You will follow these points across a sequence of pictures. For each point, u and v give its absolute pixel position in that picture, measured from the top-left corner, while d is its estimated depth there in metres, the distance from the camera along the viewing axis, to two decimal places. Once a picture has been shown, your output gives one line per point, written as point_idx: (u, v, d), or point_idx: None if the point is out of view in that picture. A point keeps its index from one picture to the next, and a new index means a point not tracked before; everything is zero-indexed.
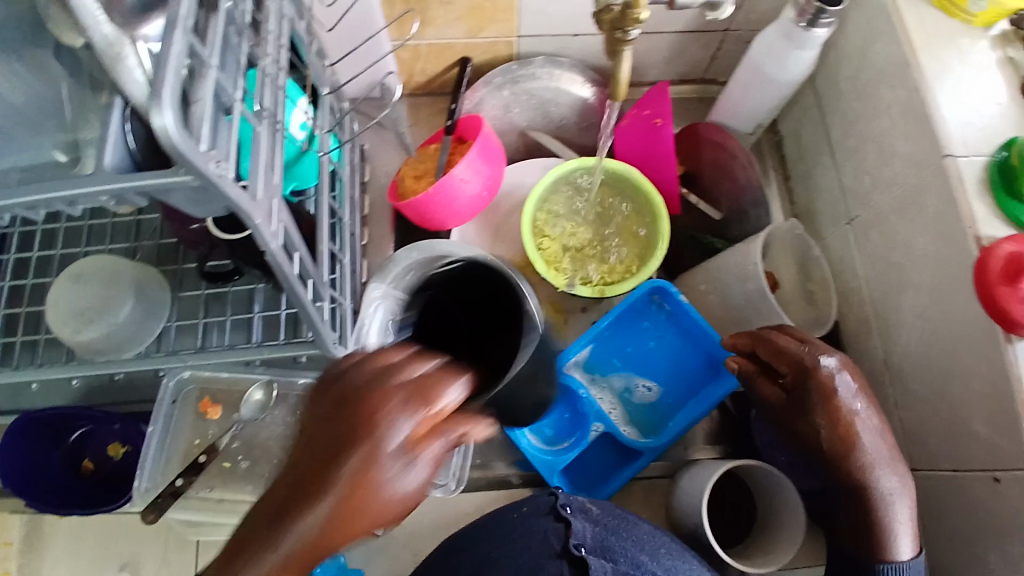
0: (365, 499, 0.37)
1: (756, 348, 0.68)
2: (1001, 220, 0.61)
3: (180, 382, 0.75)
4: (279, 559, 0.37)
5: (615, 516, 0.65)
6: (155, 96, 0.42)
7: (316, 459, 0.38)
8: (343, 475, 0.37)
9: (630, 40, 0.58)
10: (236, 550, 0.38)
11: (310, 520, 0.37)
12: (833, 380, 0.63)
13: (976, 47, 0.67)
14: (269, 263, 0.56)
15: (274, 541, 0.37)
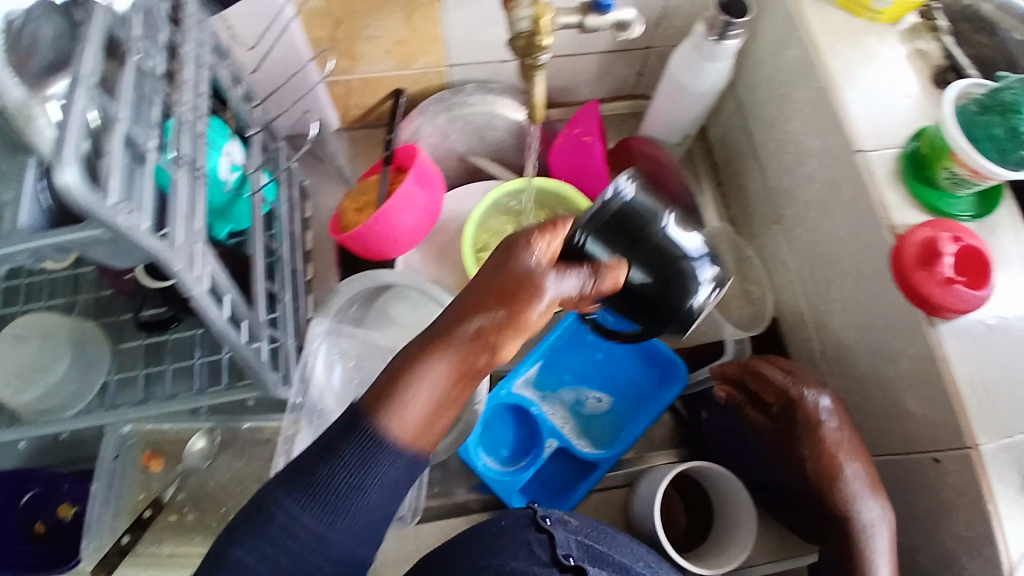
0: (530, 299, 0.44)
1: (744, 377, 0.70)
2: (915, 207, 0.63)
3: (121, 438, 0.75)
4: (461, 352, 0.43)
5: (593, 527, 0.64)
6: (57, 154, 0.42)
7: (481, 297, 0.44)
8: (515, 277, 0.44)
9: (541, 64, 0.60)
10: (415, 350, 0.44)
11: (494, 312, 0.43)
12: (815, 408, 0.64)
13: (882, 44, 0.69)
14: (196, 307, 0.57)
15: (459, 337, 0.44)
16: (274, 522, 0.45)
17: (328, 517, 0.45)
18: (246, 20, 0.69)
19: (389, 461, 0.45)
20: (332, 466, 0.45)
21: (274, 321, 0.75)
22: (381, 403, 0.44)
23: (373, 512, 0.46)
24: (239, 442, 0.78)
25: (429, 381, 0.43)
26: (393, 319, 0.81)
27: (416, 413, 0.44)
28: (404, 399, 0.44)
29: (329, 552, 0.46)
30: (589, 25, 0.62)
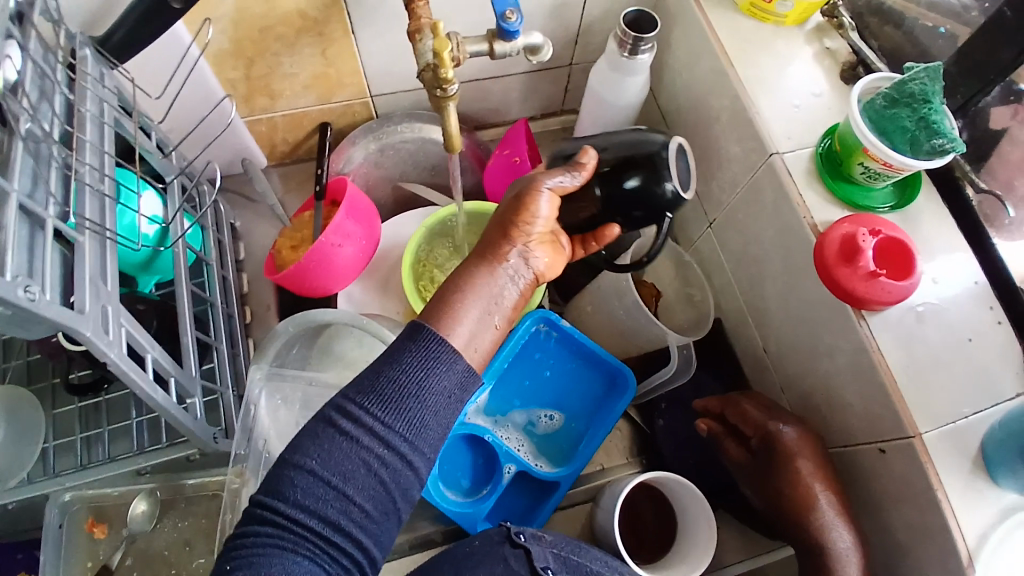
0: (535, 197, 0.55)
1: (725, 412, 0.72)
2: (836, 204, 0.64)
3: (63, 506, 0.71)
4: (499, 256, 0.54)
5: (568, 539, 0.63)
6: None
7: (497, 215, 0.56)
8: (519, 191, 0.56)
9: (452, 95, 0.59)
10: (465, 267, 0.54)
11: (515, 218, 0.54)
12: (790, 440, 0.65)
13: (791, 48, 0.72)
14: (116, 374, 0.54)
15: (495, 246, 0.54)
16: (341, 427, 0.45)
17: (393, 413, 0.46)
18: (149, 67, 0.69)
19: (447, 366, 0.47)
20: (398, 364, 0.46)
21: (212, 372, 0.75)
22: (435, 311, 0.50)
23: (437, 411, 0.47)
24: (183, 502, 0.75)
25: (477, 283, 0.52)
26: (340, 354, 0.80)
27: (468, 320, 0.50)
28: (455, 302, 0.51)
29: (394, 451, 0.46)
30: (498, 52, 0.62)
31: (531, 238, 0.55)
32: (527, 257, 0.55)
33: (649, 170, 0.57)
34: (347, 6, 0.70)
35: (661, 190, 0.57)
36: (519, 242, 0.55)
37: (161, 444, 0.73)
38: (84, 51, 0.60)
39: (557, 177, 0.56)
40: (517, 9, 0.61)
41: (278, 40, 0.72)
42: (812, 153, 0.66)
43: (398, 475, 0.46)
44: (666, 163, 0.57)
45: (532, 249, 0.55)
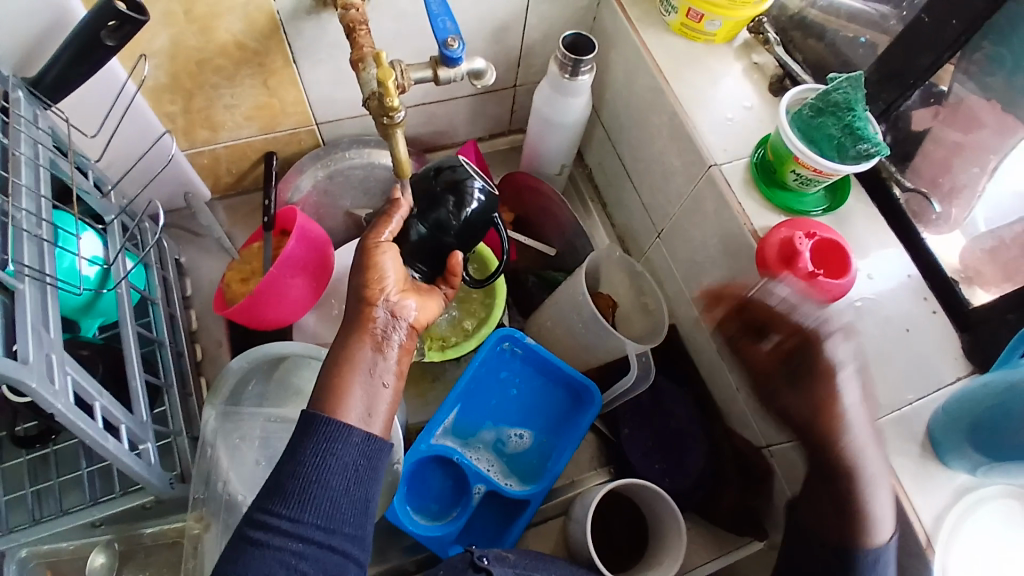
0: (376, 258, 0.57)
1: (747, 306, 0.65)
2: (771, 210, 0.67)
3: (18, 564, 0.68)
4: (367, 320, 0.54)
5: (530, 558, 0.64)
6: None
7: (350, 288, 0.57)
8: (360, 259, 0.58)
9: (399, 122, 0.59)
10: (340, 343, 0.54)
11: (366, 284, 0.56)
12: (832, 354, 0.58)
13: (721, 64, 0.76)
14: (61, 423, 0.52)
15: (360, 314, 0.55)
16: (253, 537, 0.46)
17: (300, 506, 0.47)
18: (83, 105, 0.67)
19: (343, 441, 0.49)
20: (297, 459, 0.48)
21: (164, 416, 0.73)
22: (324, 395, 0.51)
23: (345, 491, 0.48)
24: (140, 553, 0.72)
25: (355, 355, 0.53)
26: (299, 388, 0.77)
27: (355, 392, 0.51)
28: (340, 379, 0.52)
29: (313, 541, 0.46)
30: (442, 78, 0.63)
31: (390, 292, 0.56)
32: (395, 310, 0.56)
33: (448, 194, 0.62)
34: (288, 36, 0.70)
35: (470, 210, 0.62)
36: (379, 301, 0.55)
37: (113, 493, 0.70)
38: (18, 92, 0.59)
39: (387, 229, 0.60)
40: (458, 36, 0.61)
41: (217, 71, 0.71)
42: (743, 176, 0.69)
43: (322, 561, 0.46)
44: (464, 179, 0.62)
45: (396, 302, 0.56)
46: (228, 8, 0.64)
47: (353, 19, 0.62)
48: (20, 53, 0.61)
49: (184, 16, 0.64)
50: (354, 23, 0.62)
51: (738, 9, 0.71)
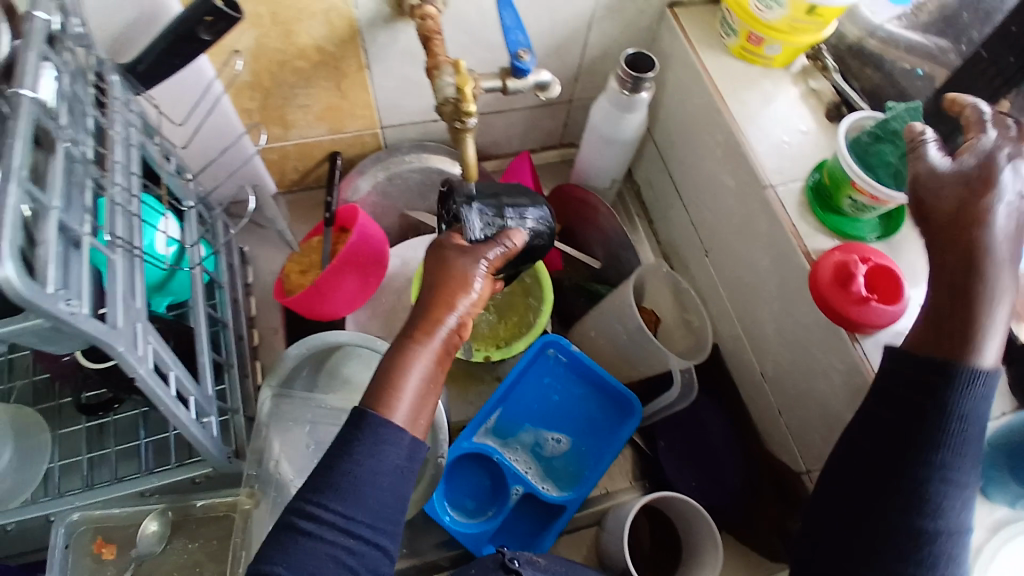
0: (475, 275, 0.53)
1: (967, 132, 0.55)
2: (824, 233, 0.69)
3: (71, 526, 0.71)
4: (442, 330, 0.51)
5: (561, 565, 0.65)
6: None
7: (428, 285, 0.53)
8: (454, 264, 0.53)
9: (470, 129, 0.63)
10: (403, 340, 0.51)
11: (450, 293, 0.52)
12: (1003, 176, 0.52)
13: (778, 87, 0.78)
14: (141, 388, 0.56)
15: (431, 320, 0.51)
16: (303, 528, 0.48)
17: (352, 505, 0.48)
18: (171, 95, 0.71)
19: (394, 443, 0.49)
20: (350, 457, 0.48)
21: (224, 394, 0.76)
22: (378, 393, 0.49)
23: (392, 490, 0.49)
24: (192, 523, 0.75)
25: (419, 363, 0.50)
26: (348, 378, 0.81)
27: (408, 402, 0.50)
28: (398, 382, 0.50)
29: (361, 538, 0.48)
30: (510, 88, 0.66)
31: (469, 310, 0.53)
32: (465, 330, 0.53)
33: (512, 222, 0.62)
34: (364, 43, 0.74)
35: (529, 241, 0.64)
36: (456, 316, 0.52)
37: (169, 465, 0.74)
38: (113, 76, 0.62)
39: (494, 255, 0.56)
40: (529, 50, 0.64)
41: (294, 72, 0.76)
42: (796, 202, 0.70)
43: (368, 557, 0.48)
44: (513, 207, 0.65)
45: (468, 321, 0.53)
46: (311, 13, 0.68)
47: (429, 29, 0.65)
48: (113, 40, 0.65)
49: (269, 19, 0.68)
50: (430, 33, 0.66)
51: (796, 35, 0.73)
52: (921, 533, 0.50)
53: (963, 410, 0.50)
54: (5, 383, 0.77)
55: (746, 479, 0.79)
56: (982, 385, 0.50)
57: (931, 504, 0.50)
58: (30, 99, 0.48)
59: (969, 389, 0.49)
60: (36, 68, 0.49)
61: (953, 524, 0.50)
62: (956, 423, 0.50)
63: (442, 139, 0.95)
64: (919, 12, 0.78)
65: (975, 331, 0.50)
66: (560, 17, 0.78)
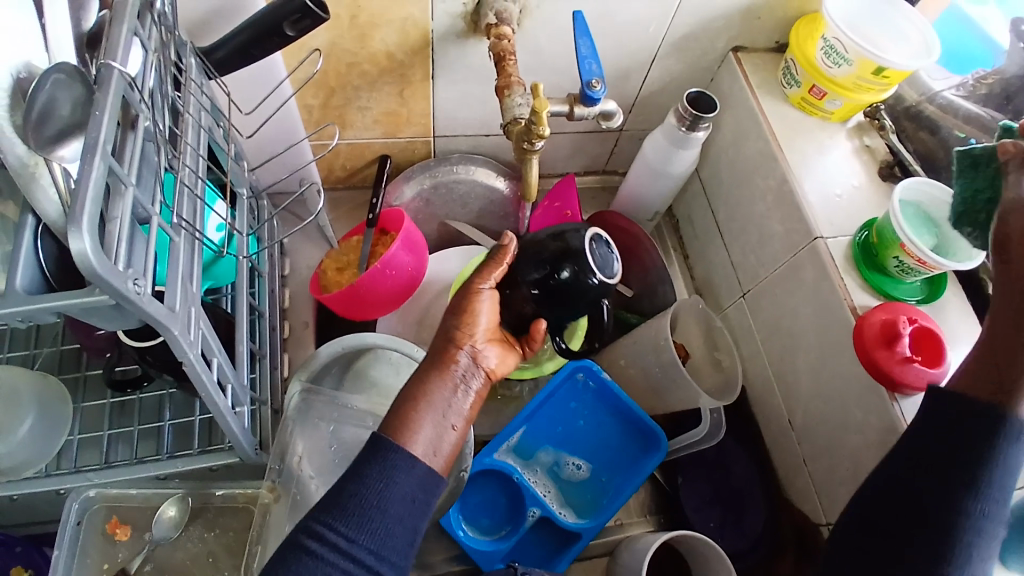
0: (476, 299, 0.59)
1: None
2: (867, 291, 0.70)
3: (85, 502, 0.71)
4: (453, 360, 0.56)
5: None
6: (72, 219, 0.40)
7: (445, 323, 0.59)
8: (461, 299, 0.60)
9: (536, 150, 0.65)
10: (422, 374, 0.55)
11: (459, 325, 0.58)
12: None
13: (832, 140, 0.79)
14: (187, 372, 0.55)
15: (443, 353, 0.57)
16: (308, 547, 0.47)
17: (358, 528, 0.47)
18: (244, 86, 0.72)
19: (406, 471, 0.50)
20: (359, 479, 0.49)
21: (256, 383, 0.76)
22: (393, 420, 0.52)
23: (401, 519, 0.49)
24: (211, 511, 0.74)
25: (434, 392, 0.54)
26: (376, 380, 0.82)
27: (424, 427, 0.52)
28: (412, 410, 0.53)
29: (359, 563, 0.47)
30: (577, 114, 0.68)
31: (477, 336, 0.58)
32: (475, 354, 0.57)
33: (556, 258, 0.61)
34: (433, 54, 0.75)
35: (589, 282, 0.59)
36: (465, 344, 0.57)
37: (190, 451, 0.73)
38: (191, 60, 0.61)
39: (491, 276, 0.61)
40: (601, 80, 0.65)
41: (361, 75, 0.77)
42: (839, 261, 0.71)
43: None
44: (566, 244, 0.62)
45: (479, 348, 0.58)
46: (390, 21, 0.70)
47: (503, 48, 0.68)
48: (194, 23, 0.66)
49: (348, 21, 0.69)
50: (503, 53, 0.68)
51: (858, 93, 0.75)
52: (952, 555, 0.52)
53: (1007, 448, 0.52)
54: (31, 350, 0.76)
55: (763, 524, 0.79)
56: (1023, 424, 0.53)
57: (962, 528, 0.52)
58: (118, 73, 0.46)
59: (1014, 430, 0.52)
60: (126, 41, 0.48)
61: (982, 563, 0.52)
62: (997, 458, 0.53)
63: (491, 153, 0.96)
64: (979, 85, 0.81)
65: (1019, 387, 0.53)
66: (627, 47, 0.79)
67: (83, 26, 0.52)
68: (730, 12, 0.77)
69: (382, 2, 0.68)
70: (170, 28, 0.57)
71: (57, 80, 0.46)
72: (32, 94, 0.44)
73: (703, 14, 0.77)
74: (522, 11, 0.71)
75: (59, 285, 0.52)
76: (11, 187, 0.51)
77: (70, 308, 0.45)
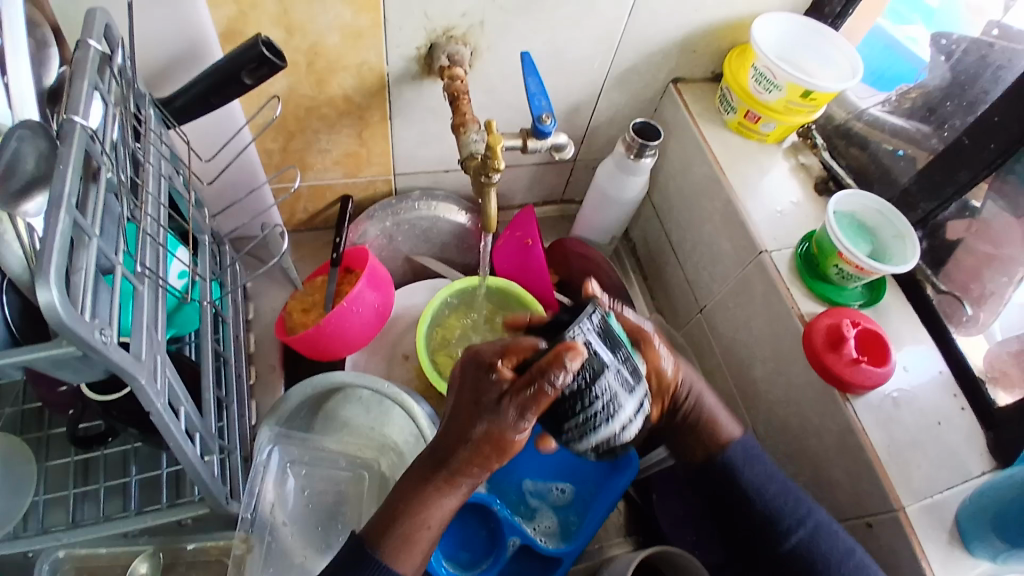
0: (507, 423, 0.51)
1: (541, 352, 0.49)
2: (813, 299, 0.75)
3: (55, 563, 0.69)
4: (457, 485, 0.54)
5: None
6: (40, 272, 0.40)
7: (460, 425, 0.53)
8: (483, 410, 0.51)
9: (493, 182, 0.67)
10: (425, 487, 0.54)
11: (474, 443, 0.52)
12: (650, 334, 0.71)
13: (771, 161, 0.85)
14: (154, 422, 0.54)
15: (449, 470, 0.54)
16: None
17: None
18: (202, 134, 0.73)
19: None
20: None
21: (222, 430, 0.75)
22: (389, 533, 0.54)
23: None
24: (182, 567, 0.72)
25: (434, 510, 0.54)
26: (346, 421, 0.80)
27: (419, 543, 0.54)
28: (409, 528, 0.54)
29: None
30: (530, 148, 0.71)
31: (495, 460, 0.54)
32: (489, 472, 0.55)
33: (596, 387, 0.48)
34: (390, 96, 0.78)
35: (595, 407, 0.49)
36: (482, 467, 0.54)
37: (159, 505, 0.70)
38: (150, 111, 0.62)
39: (530, 399, 0.49)
40: (551, 114, 0.69)
41: (320, 119, 0.79)
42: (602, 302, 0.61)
43: None
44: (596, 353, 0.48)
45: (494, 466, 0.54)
46: (346, 66, 0.72)
47: (456, 89, 0.71)
48: (151, 73, 0.66)
49: (305, 68, 0.72)
50: (457, 93, 0.71)
51: (790, 116, 0.81)
52: (796, 567, 0.67)
53: (744, 485, 0.70)
54: None
55: None
56: (738, 463, 0.71)
57: (788, 526, 0.68)
58: (81, 127, 0.47)
59: (729, 465, 0.71)
60: (88, 95, 0.49)
61: (836, 559, 0.65)
62: (760, 483, 0.70)
63: (451, 189, 0.99)
64: (903, 100, 0.87)
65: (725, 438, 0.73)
66: (575, 82, 0.83)
67: (43, 82, 0.53)
68: (667, 46, 0.83)
69: (339, 49, 0.70)
70: (130, 83, 0.58)
71: (22, 135, 0.46)
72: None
73: (643, 49, 0.82)
74: (474, 53, 0.75)
75: (23, 338, 0.52)
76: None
77: (36, 362, 0.45)
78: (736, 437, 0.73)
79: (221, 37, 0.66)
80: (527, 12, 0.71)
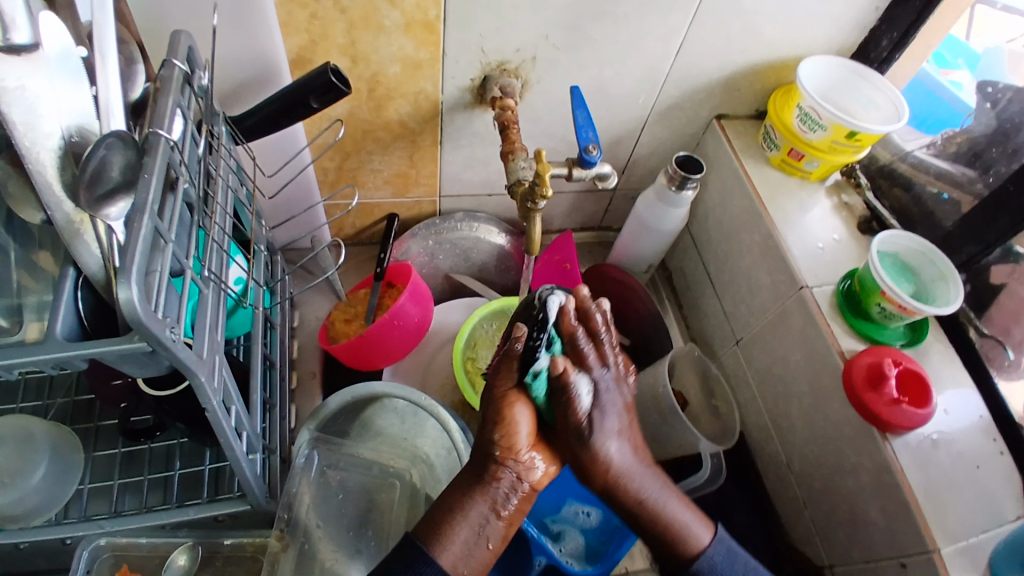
0: (516, 414, 0.58)
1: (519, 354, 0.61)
2: (853, 337, 0.75)
3: (94, 551, 0.71)
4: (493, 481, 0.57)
5: None
6: (123, 272, 0.43)
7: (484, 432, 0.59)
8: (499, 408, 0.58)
9: (539, 209, 0.70)
10: (462, 494, 0.57)
11: (503, 437, 0.58)
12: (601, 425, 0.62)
13: (812, 199, 0.86)
14: (208, 417, 0.57)
15: (488, 468, 0.58)
16: None
17: None
18: (268, 152, 0.77)
19: None
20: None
21: (266, 431, 0.78)
22: (427, 531, 0.55)
23: None
24: (219, 561, 0.75)
25: (470, 507, 0.56)
26: (380, 430, 0.84)
27: (458, 537, 0.55)
28: (448, 521, 0.55)
29: None
30: (574, 176, 0.73)
31: (521, 447, 0.58)
32: (520, 475, 0.58)
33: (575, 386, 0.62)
34: (443, 122, 0.82)
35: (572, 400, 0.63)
36: (509, 461, 0.58)
37: (200, 500, 0.73)
38: (221, 128, 0.66)
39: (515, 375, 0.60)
40: (597, 145, 0.71)
41: (374, 141, 0.83)
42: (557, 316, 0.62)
43: None
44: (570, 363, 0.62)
45: (523, 466, 0.59)
46: (403, 94, 0.76)
47: (507, 119, 0.75)
48: (222, 95, 0.70)
49: (366, 94, 0.76)
50: (507, 123, 0.74)
51: (834, 155, 0.82)
52: None
53: None
54: (44, 400, 0.77)
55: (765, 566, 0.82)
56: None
57: None
58: (164, 139, 0.51)
59: None
60: (171, 112, 0.53)
61: None
62: None
63: (493, 212, 1.02)
64: (948, 143, 0.87)
65: (685, 537, 0.62)
66: (620, 115, 0.86)
67: (129, 96, 0.57)
68: (712, 85, 0.85)
69: (398, 78, 0.74)
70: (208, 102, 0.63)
71: (110, 144, 0.50)
72: (85, 160, 0.47)
73: (687, 86, 0.84)
74: (524, 85, 0.78)
75: (94, 332, 0.55)
76: (53, 240, 0.56)
77: (108, 354, 0.48)
78: (704, 542, 0.63)
79: (291, 64, 0.70)
80: (578, 48, 0.75)
